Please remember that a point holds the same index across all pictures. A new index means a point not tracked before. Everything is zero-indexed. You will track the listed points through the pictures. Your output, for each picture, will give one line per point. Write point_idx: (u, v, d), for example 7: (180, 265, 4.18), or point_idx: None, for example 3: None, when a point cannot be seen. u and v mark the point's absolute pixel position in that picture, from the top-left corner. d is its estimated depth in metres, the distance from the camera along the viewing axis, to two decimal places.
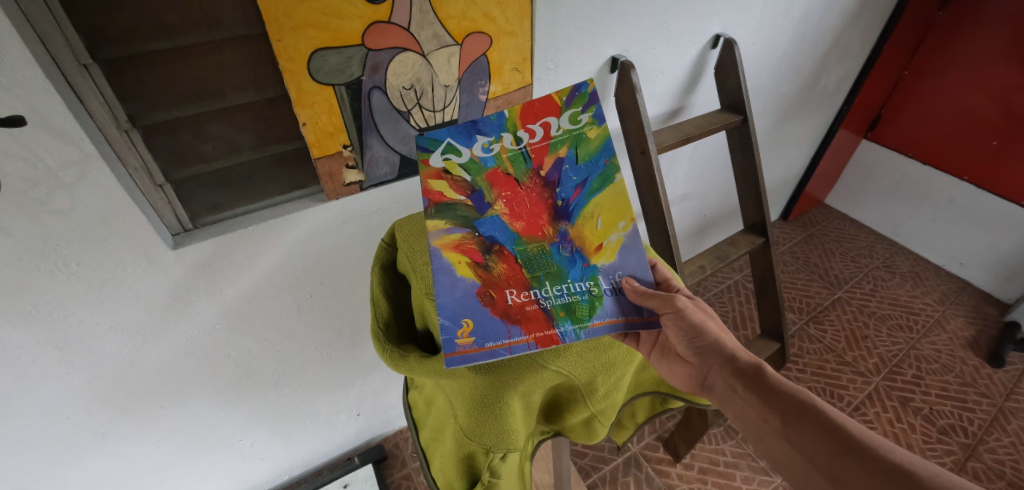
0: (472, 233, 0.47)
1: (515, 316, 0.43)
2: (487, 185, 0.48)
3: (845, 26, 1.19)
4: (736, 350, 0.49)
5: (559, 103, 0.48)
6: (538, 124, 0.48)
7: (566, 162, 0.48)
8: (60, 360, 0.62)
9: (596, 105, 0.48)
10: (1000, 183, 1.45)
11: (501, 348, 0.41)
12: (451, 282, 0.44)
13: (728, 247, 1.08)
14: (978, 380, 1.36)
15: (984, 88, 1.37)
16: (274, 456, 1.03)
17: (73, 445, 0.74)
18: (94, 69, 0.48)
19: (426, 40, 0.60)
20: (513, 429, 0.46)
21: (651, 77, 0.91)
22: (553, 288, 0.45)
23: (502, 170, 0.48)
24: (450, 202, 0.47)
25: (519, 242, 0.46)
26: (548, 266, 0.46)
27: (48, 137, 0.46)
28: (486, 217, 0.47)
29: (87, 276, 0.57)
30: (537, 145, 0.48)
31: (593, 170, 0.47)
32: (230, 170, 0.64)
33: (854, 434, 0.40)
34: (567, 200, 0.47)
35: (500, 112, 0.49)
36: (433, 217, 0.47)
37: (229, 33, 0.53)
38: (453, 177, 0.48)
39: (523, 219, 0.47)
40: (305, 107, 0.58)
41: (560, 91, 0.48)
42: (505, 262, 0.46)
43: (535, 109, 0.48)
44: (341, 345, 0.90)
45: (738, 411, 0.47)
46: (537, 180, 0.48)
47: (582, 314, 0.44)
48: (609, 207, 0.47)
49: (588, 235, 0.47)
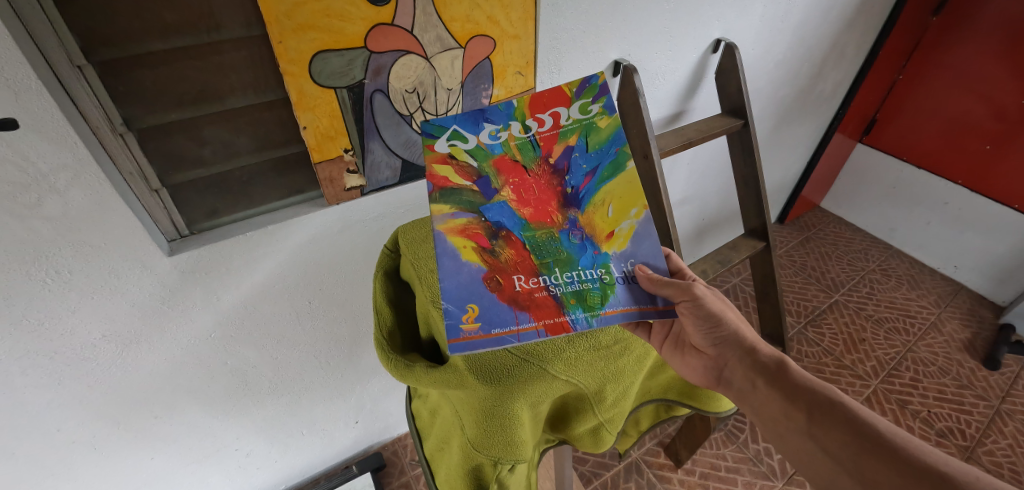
0: (479, 218, 0.46)
1: (523, 302, 0.42)
2: (493, 171, 0.47)
3: (841, 33, 1.19)
4: (755, 342, 0.49)
5: (568, 94, 0.48)
6: (547, 114, 0.48)
7: (575, 150, 0.47)
8: (51, 370, 0.60)
9: (606, 97, 0.48)
10: (991, 186, 1.47)
11: (509, 335, 0.40)
12: (456, 267, 0.43)
13: (729, 252, 1.07)
14: (975, 382, 1.37)
15: (979, 93, 1.39)
16: (271, 465, 1.01)
17: (64, 458, 0.71)
18: (88, 70, 0.46)
19: (429, 43, 0.59)
20: (522, 439, 0.44)
21: (654, 80, 0.91)
22: (563, 274, 0.44)
23: (509, 156, 0.48)
24: (455, 188, 0.47)
25: (527, 229, 0.45)
26: (558, 253, 0.45)
27: (39, 140, 0.44)
28: (493, 203, 0.46)
29: (80, 284, 0.55)
30: (546, 134, 0.48)
31: (604, 157, 0.47)
32: (228, 174, 0.62)
33: (884, 431, 0.39)
34: (576, 188, 0.47)
35: (508, 101, 0.49)
36: (438, 201, 0.46)
37: (229, 34, 0.52)
38: (459, 162, 0.47)
39: (531, 205, 0.46)
40: (306, 110, 0.57)
41: (570, 83, 0.49)
42: (513, 247, 0.45)
43: (544, 100, 0.48)
44: (339, 353, 0.89)
45: (758, 405, 0.46)
46: (546, 168, 0.47)
47: (593, 302, 0.43)
48: (621, 194, 0.46)
49: (599, 222, 0.46)
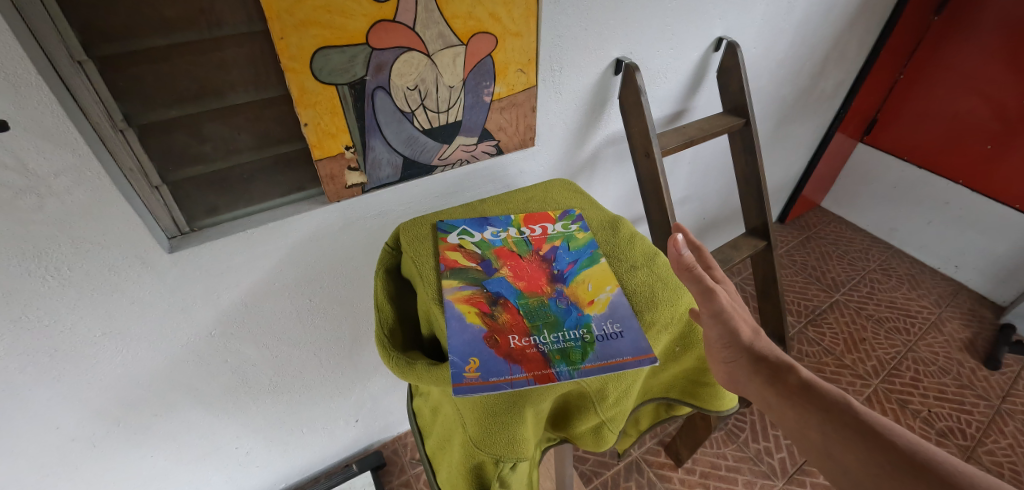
0: (481, 289, 0.50)
1: (515, 356, 0.43)
2: (494, 257, 0.55)
3: (842, 31, 1.19)
4: (769, 353, 0.46)
5: (553, 217, 0.62)
6: (537, 226, 0.60)
7: (560, 248, 0.56)
8: (50, 368, 0.60)
9: (581, 221, 0.61)
10: (992, 186, 1.47)
11: (504, 382, 0.41)
12: (461, 327, 0.45)
13: (731, 251, 1.06)
14: (976, 383, 1.37)
15: (980, 92, 1.39)
16: (270, 464, 1.01)
17: (64, 456, 0.71)
18: (88, 65, 0.46)
19: (431, 40, 0.59)
20: (524, 437, 0.43)
21: (655, 79, 0.90)
22: (551, 335, 0.45)
23: (508, 248, 0.56)
24: (462, 267, 0.52)
25: (522, 297, 0.50)
26: (547, 317, 0.47)
27: (38, 137, 0.44)
28: (493, 278, 0.52)
29: (80, 281, 0.55)
30: (536, 237, 0.58)
31: (582, 254, 0.55)
32: (228, 171, 0.62)
33: (903, 446, 0.37)
34: (562, 271, 0.53)
35: (507, 216, 0.62)
36: (448, 277, 0.50)
37: (230, 30, 0.52)
38: (466, 251, 0.55)
39: (525, 280, 0.52)
40: (308, 107, 0.57)
41: (554, 211, 0.63)
42: (508, 312, 0.48)
43: (535, 218, 0.62)
44: (339, 351, 0.89)
45: (777, 419, 0.45)
46: (537, 256, 0.55)
47: (575, 357, 0.43)
48: (598, 276, 0.52)
49: (581, 293, 0.50)
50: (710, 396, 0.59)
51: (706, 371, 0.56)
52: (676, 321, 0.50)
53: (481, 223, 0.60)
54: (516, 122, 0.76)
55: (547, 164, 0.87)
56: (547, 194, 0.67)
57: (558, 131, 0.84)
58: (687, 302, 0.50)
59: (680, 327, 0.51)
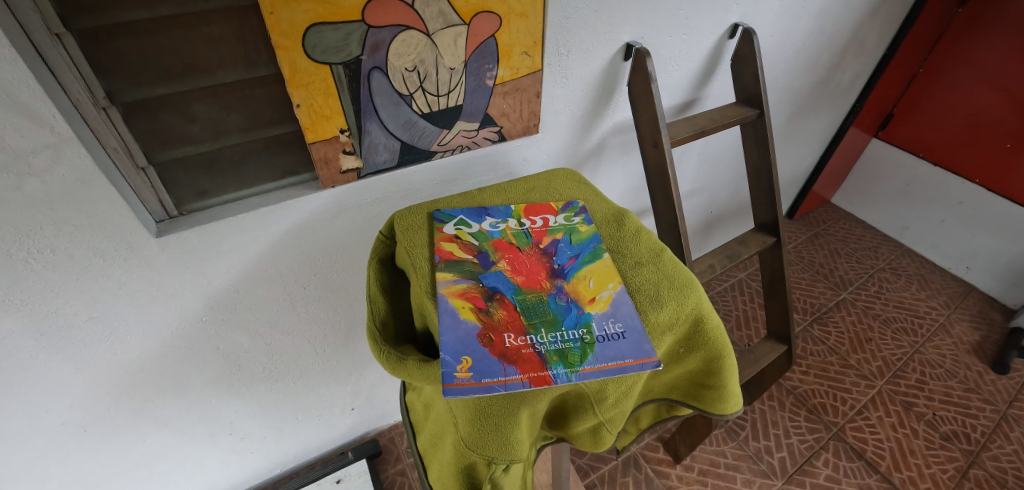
0: (476, 283, 0.47)
1: (510, 356, 0.41)
2: (492, 249, 0.52)
3: (862, 22, 1.14)
4: None
5: (555, 208, 0.59)
6: (538, 217, 0.58)
7: (561, 241, 0.54)
8: (37, 351, 0.59)
9: (585, 213, 0.58)
10: (1010, 186, 1.43)
11: (497, 384, 0.39)
12: (454, 323, 0.43)
13: (738, 246, 1.02)
14: (983, 386, 1.34)
15: (1002, 89, 1.33)
16: (265, 450, 1.00)
17: (54, 439, 0.70)
18: (66, 38, 0.44)
19: (431, 18, 0.56)
20: (519, 438, 0.41)
21: (666, 66, 0.87)
22: (548, 334, 0.43)
23: (506, 240, 0.54)
24: (458, 260, 0.50)
25: (519, 292, 0.47)
26: (545, 314, 0.45)
27: (16, 116, 0.41)
28: (490, 272, 0.49)
29: (64, 264, 0.53)
30: (537, 229, 0.56)
31: (585, 248, 0.53)
32: (218, 153, 0.59)
33: None
34: (561, 265, 0.51)
35: (506, 206, 0.59)
36: (442, 270, 0.48)
37: (215, 3, 0.48)
38: (463, 242, 0.52)
39: (524, 274, 0.49)
40: (300, 87, 0.54)
41: (557, 202, 0.60)
42: (505, 308, 0.45)
43: (535, 209, 0.59)
44: (334, 339, 0.87)
45: None
46: (537, 250, 0.53)
47: (573, 359, 0.41)
48: (601, 272, 0.50)
49: (583, 290, 0.48)
50: (713, 399, 0.56)
51: (711, 373, 0.54)
52: (680, 321, 0.47)
53: (480, 213, 0.58)
54: (519, 108, 0.73)
55: (550, 152, 0.84)
56: (549, 184, 0.64)
57: (564, 118, 0.81)
58: (692, 302, 0.47)
59: (686, 327, 0.49)
